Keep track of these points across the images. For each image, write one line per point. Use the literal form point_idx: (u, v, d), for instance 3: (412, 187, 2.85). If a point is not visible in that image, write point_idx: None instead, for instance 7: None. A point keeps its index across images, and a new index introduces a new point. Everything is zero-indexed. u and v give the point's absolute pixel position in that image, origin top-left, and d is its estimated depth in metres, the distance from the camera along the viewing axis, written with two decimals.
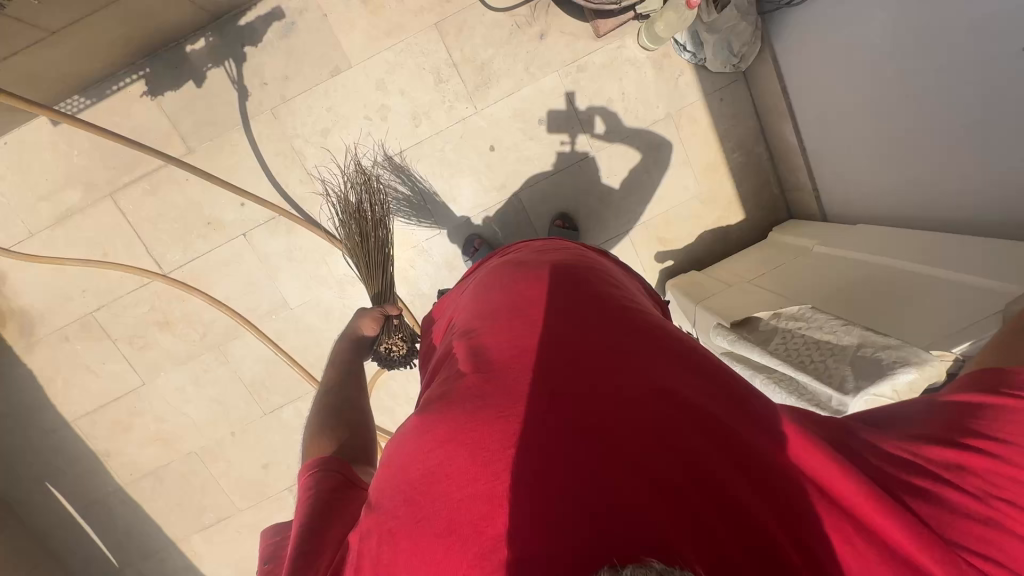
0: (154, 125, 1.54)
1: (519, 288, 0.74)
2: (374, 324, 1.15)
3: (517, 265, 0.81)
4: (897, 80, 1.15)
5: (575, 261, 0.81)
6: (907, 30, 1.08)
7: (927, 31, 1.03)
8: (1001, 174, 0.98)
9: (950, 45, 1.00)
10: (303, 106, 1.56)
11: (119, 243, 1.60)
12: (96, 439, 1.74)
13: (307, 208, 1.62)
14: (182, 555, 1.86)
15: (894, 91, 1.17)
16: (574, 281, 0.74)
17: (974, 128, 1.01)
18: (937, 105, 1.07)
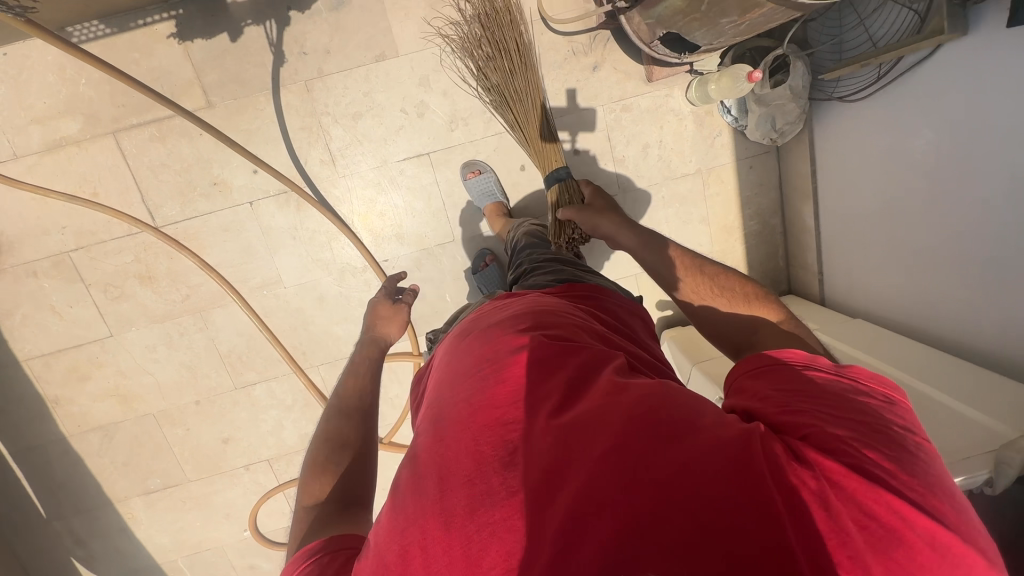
0: (177, 70, 1.44)
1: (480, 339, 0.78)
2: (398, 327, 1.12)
3: (483, 318, 0.86)
4: (923, 202, 1.22)
5: (538, 304, 0.86)
6: (945, 159, 1.14)
7: (964, 167, 1.09)
8: (1011, 316, 1.05)
9: (984, 186, 1.06)
10: (339, 85, 1.50)
11: (113, 185, 1.50)
12: (48, 384, 1.63)
13: (323, 188, 1.57)
14: (118, 516, 1.78)
15: (918, 211, 1.24)
16: (535, 320, 0.78)
17: (987, 268, 1.09)
18: (958, 236, 1.14)
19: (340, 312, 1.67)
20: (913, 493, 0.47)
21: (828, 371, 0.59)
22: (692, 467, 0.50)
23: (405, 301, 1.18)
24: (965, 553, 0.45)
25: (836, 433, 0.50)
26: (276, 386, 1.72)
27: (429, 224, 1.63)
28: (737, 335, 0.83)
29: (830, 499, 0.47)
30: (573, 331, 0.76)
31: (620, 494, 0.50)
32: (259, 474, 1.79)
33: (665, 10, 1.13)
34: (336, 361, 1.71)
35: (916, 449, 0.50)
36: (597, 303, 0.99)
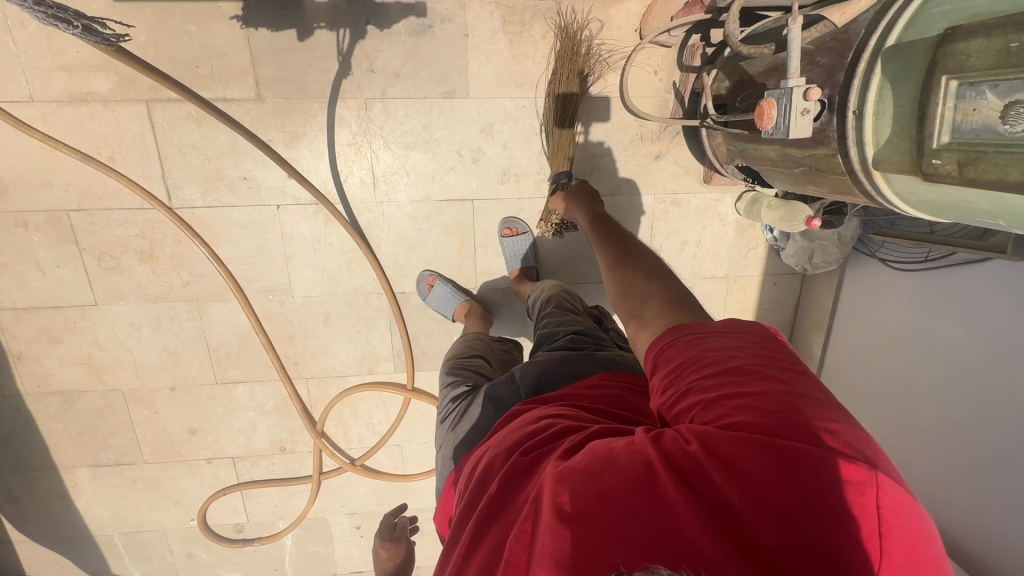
0: (232, 55, 1.33)
1: (473, 473, 0.83)
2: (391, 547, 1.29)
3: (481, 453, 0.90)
4: (920, 384, 1.31)
5: (526, 420, 0.89)
6: (954, 359, 1.22)
7: (969, 377, 1.19)
8: (976, 522, 1.18)
9: (982, 403, 1.16)
10: (400, 111, 1.43)
11: (133, 154, 1.39)
12: (13, 338, 1.52)
13: (356, 209, 1.50)
14: (60, 482, 1.69)
15: (912, 389, 1.33)
16: (515, 437, 0.82)
17: (962, 471, 1.20)
18: (943, 431, 1.25)
19: (342, 332, 1.62)
20: (790, 437, 0.57)
21: (689, 348, 0.71)
22: (613, 485, 0.58)
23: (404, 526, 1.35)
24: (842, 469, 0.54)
25: (716, 418, 0.61)
26: (258, 389, 1.66)
27: (453, 268, 1.59)
28: (629, 298, 0.90)
29: (722, 466, 0.56)
30: (549, 423, 0.82)
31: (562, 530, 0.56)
32: (219, 470, 1.74)
33: (754, 150, 1.11)
34: (327, 377, 1.67)
35: (785, 392, 0.61)
36: (609, 391, 0.95)
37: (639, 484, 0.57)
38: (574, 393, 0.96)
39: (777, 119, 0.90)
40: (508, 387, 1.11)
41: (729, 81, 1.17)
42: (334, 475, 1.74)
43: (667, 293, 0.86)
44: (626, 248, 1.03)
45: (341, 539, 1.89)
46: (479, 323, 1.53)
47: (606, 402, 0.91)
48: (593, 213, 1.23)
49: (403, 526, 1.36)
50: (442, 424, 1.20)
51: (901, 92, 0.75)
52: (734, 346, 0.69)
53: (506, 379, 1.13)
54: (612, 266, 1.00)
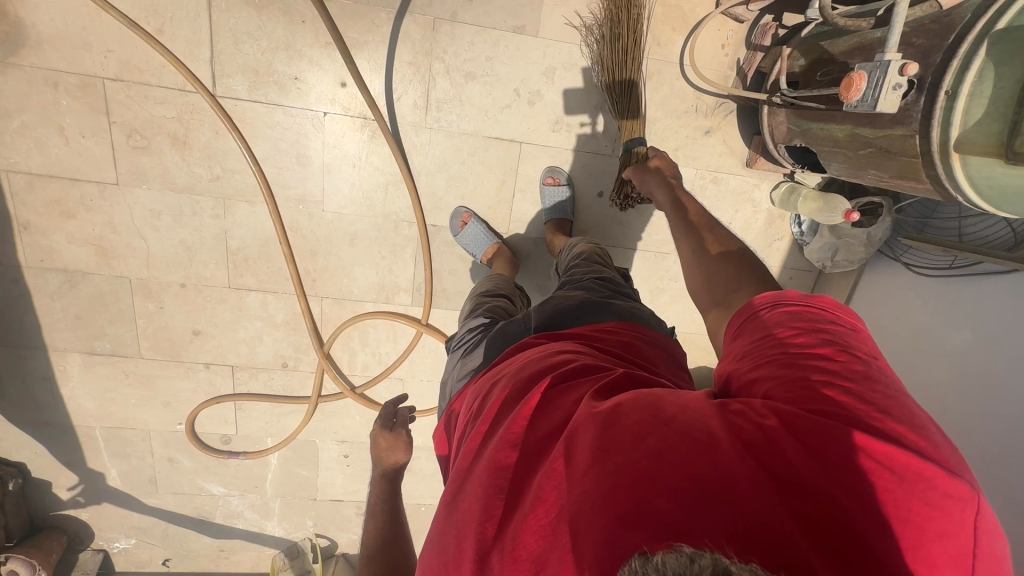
0: None
1: (489, 392, 0.84)
2: (385, 445, 1.11)
3: (489, 380, 0.90)
4: (915, 378, 1.40)
5: (540, 353, 0.88)
6: (952, 356, 1.32)
7: (964, 373, 1.28)
8: None
9: (971, 396, 1.25)
10: (466, 37, 1.41)
11: (184, 31, 1.33)
12: (23, 205, 1.44)
13: (402, 130, 1.47)
14: (48, 365, 1.63)
15: (907, 382, 1.42)
16: (533, 370, 0.82)
17: None
18: (931, 422, 1.34)
19: (365, 256, 1.60)
20: (863, 426, 0.57)
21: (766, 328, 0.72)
22: (676, 443, 0.58)
23: (404, 422, 1.16)
24: (920, 468, 0.55)
25: (788, 393, 0.63)
26: (271, 300, 1.62)
27: (489, 209, 1.58)
28: (717, 284, 0.92)
29: (795, 444, 0.57)
30: (568, 360, 0.82)
31: (624, 482, 0.57)
32: (216, 377, 1.70)
33: (820, 130, 1.14)
34: (344, 299, 1.65)
35: (859, 383, 0.61)
36: (619, 337, 0.96)
37: (704, 445, 0.58)
38: (587, 333, 0.97)
39: (864, 92, 0.93)
40: (522, 324, 1.10)
41: (805, 60, 1.19)
42: (333, 399, 1.72)
43: (759, 284, 0.86)
44: (706, 234, 1.03)
45: (326, 465, 1.88)
46: (506, 267, 1.53)
47: (616, 345, 0.93)
48: (672, 193, 1.19)
49: (405, 415, 1.17)
50: (456, 353, 1.21)
51: (1003, 74, 0.78)
52: (799, 330, 0.69)
53: (521, 318, 1.12)
54: (697, 255, 1.00)
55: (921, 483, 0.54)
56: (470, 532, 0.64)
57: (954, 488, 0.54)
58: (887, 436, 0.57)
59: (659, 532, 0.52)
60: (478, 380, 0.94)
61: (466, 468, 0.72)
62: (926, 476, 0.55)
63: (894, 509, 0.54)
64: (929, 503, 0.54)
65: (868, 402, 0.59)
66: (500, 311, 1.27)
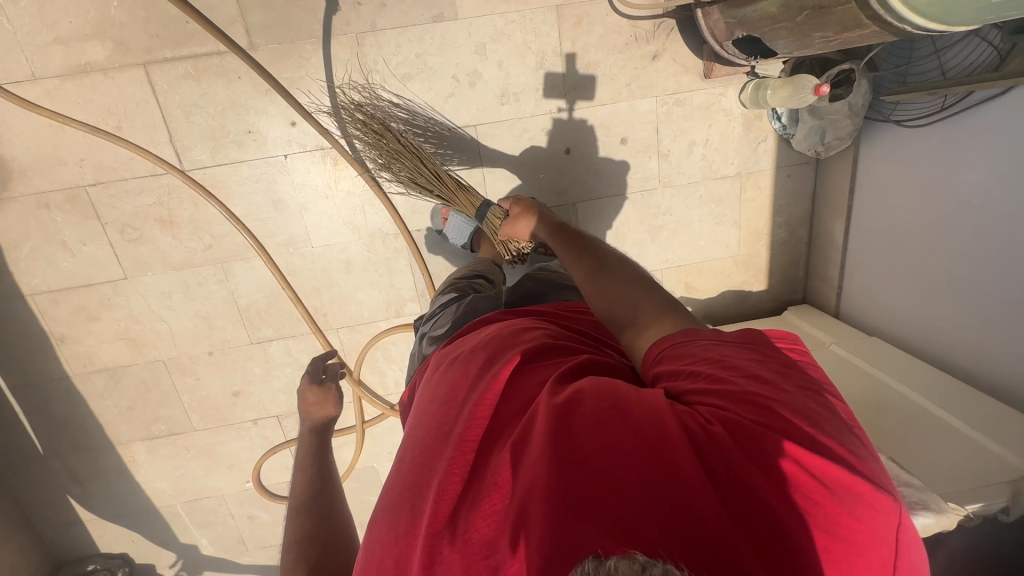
0: (219, 4, 1.35)
1: (450, 366, 0.85)
2: (312, 395, 1.12)
3: (450, 350, 0.91)
4: (948, 233, 1.29)
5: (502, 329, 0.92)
6: (979, 198, 1.20)
7: (996, 211, 1.17)
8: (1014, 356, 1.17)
9: (1010, 233, 1.14)
10: (391, 42, 1.43)
11: (139, 120, 1.41)
12: (54, 321, 1.57)
13: (360, 150, 1.51)
14: (119, 458, 1.76)
15: (942, 240, 1.31)
16: (497, 344, 0.85)
17: (998, 308, 1.19)
18: (974, 273, 1.24)
19: (364, 279, 1.65)
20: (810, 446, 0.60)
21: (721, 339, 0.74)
22: (628, 444, 0.60)
23: (333, 379, 1.17)
24: (855, 487, 0.59)
25: (744, 400, 0.64)
26: (293, 345, 1.70)
27: None
28: (615, 306, 0.90)
29: (741, 455, 0.59)
30: (533, 340, 0.86)
31: (576, 478, 0.58)
32: (266, 429, 1.79)
33: (754, 13, 1.09)
34: (357, 325, 1.70)
35: (805, 404, 0.64)
36: (592, 318, 1.05)
37: (654, 450, 0.59)
38: (554, 314, 1.04)
39: None
40: (493, 301, 1.18)
41: None
42: (377, 421, 1.77)
43: (660, 303, 0.86)
44: (595, 260, 1.01)
45: None
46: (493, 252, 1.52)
47: (583, 327, 1.00)
48: (552, 223, 1.20)
49: (333, 372, 1.19)
50: (425, 324, 1.25)
51: None
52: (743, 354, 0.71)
53: (492, 296, 1.19)
54: (591, 278, 0.98)
55: (852, 499, 0.59)
56: (424, 505, 0.65)
57: (878, 506, 0.59)
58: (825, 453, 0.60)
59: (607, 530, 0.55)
60: (442, 349, 0.97)
61: (417, 441, 0.73)
62: (857, 493, 0.59)
63: (823, 521, 0.58)
64: (857, 518, 0.58)
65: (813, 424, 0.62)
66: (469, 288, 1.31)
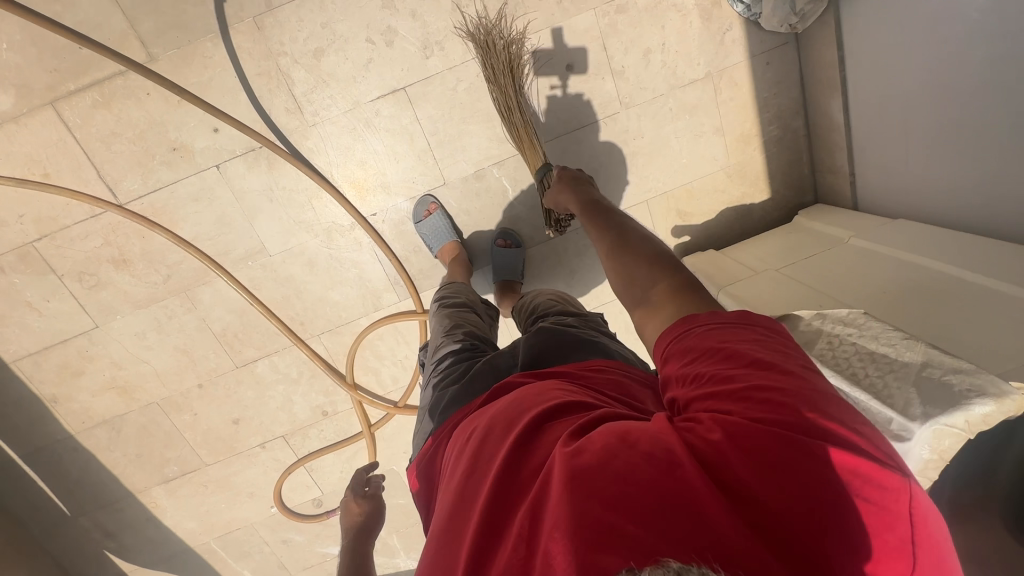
0: (107, 22, 1.28)
1: (469, 436, 0.68)
2: (357, 508, 1.07)
3: (469, 423, 0.73)
4: (958, 71, 1.07)
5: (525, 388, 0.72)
6: (985, 16, 0.98)
7: (1007, 25, 0.94)
8: None
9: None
10: (293, 18, 1.33)
11: (64, 162, 1.36)
12: (42, 383, 1.56)
13: (292, 142, 1.42)
14: (142, 506, 1.75)
15: (952, 81, 1.09)
16: (517, 405, 0.67)
17: None
18: (996, 109, 1.01)
19: (332, 277, 1.57)
20: (820, 427, 0.50)
21: (705, 325, 0.63)
22: (636, 470, 0.49)
23: (376, 490, 1.11)
24: (875, 468, 0.48)
25: (738, 390, 0.54)
26: (279, 361, 1.63)
27: (415, 170, 1.49)
28: (635, 288, 0.78)
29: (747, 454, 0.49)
30: (558, 393, 0.68)
31: (587, 509, 0.47)
32: (276, 452, 1.74)
33: None
34: (338, 327, 1.62)
35: (801, 379, 0.54)
36: (611, 376, 0.77)
37: (659, 469, 0.49)
38: (579, 372, 0.78)
39: None
40: (510, 358, 0.95)
41: None
42: (383, 422, 1.69)
43: (676, 279, 0.74)
44: (619, 235, 0.88)
45: None
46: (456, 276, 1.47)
47: (611, 388, 0.74)
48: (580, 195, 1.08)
49: (377, 484, 1.12)
50: (426, 369, 1.07)
51: None
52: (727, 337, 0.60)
53: (510, 351, 0.96)
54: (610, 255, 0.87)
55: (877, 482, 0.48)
56: None
57: (906, 487, 0.47)
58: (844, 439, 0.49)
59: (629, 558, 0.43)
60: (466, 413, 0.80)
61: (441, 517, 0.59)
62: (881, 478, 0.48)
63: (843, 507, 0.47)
64: (883, 505, 0.47)
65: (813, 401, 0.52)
66: (480, 335, 1.10)
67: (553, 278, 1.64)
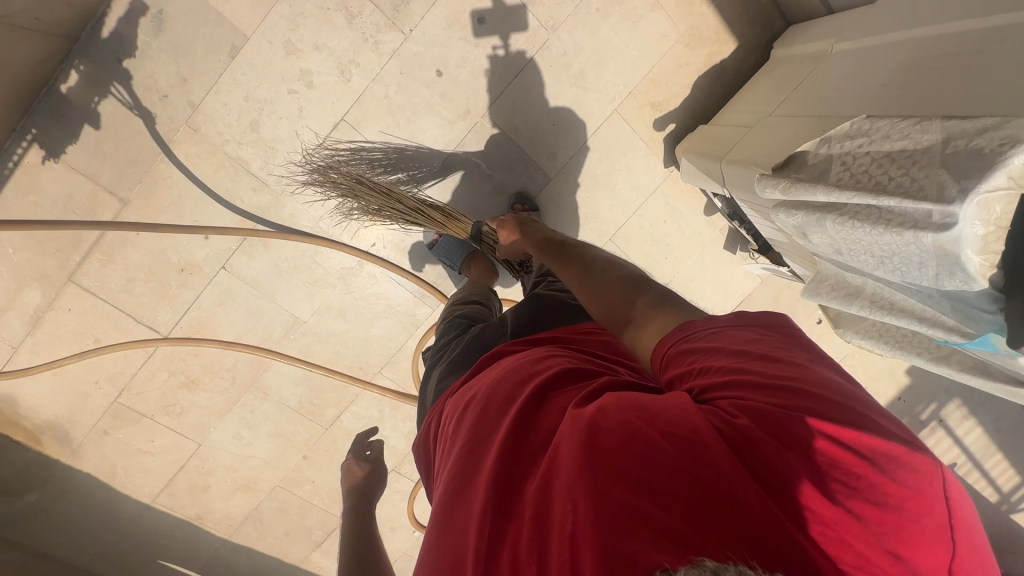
0: (74, 189, 1.36)
1: (464, 407, 0.70)
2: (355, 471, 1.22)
3: (460, 395, 0.75)
4: None
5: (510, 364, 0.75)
6: None
7: None
8: None
9: None
10: (218, 104, 1.36)
11: (105, 323, 1.49)
12: (183, 508, 1.75)
13: (274, 215, 1.48)
14: (310, 573, 1.93)
15: None
16: (510, 376, 0.70)
17: None
18: None
19: (367, 316, 1.63)
20: (844, 417, 0.51)
21: (724, 322, 0.64)
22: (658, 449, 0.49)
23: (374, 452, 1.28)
24: (906, 458, 0.49)
25: (760, 378, 0.54)
26: (358, 407, 1.73)
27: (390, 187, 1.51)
28: (615, 307, 0.77)
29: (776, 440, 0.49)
30: (543, 363, 0.71)
31: (608, 489, 0.47)
32: (394, 484, 1.86)
33: None
34: (393, 357, 1.68)
35: (825, 376, 0.54)
36: (601, 337, 0.85)
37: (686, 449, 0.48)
38: (556, 339, 0.85)
39: None
40: (497, 329, 1.01)
41: None
42: None
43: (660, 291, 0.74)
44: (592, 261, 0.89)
45: None
46: (483, 275, 1.50)
47: (596, 348, 0.80)
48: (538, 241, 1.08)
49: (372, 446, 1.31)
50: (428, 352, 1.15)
51: None
52: (745, 336, 0.61)
53: (496, 322, 1.03)
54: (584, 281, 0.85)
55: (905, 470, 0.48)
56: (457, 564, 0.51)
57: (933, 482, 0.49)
58: (864, 422, 0.50)
59: (657, 539, 0.42)
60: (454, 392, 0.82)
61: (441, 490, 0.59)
62: (906, 460, 0.49)
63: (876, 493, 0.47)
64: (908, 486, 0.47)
65: (837, 393, 0.53)
66: (476, 313, 1.17)
67: (562, 225, 1.62)
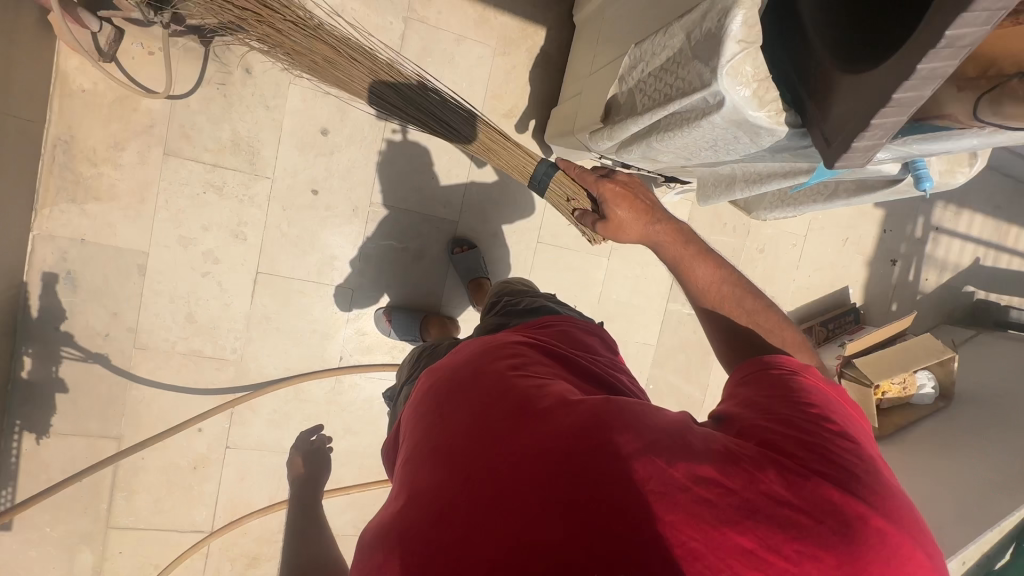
0: (74, 449, 1.49)
1: (434, 386, 0.74)
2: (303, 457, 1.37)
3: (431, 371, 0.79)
4: None
5: (485, 345, 0.79)
6: None
7: None
8: None
9: None
10: (152, 317, 1.50)
11: (155, 546, 1.59)
12: None
13: (246, 380, 1.58)
14: None
15: None
16: (484, 360, 0.74)
17: None
18: None
19: (370, 420, 1.71)
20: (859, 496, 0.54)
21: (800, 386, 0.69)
22: (649, 475, 0.53)
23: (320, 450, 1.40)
24: (901, 547, 0.52)
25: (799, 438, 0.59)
26: None
27: (328, 303, 1.62)
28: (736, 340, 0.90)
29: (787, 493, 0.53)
30: (523, 353, 0.75)
31: (583, 502, 0.52)
32: None
33: None
34: None
35: (851, 453, 0.58)
36: (558, 328, 0.91)
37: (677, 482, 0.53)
38: (525, 329, 0.90)
39: None
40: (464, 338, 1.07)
41: None
42: None
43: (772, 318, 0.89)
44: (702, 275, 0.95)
45: None
46: (444, 330, 1.58)
47: (559, 336, 0.86)
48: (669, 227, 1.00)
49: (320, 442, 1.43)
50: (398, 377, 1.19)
51: None
52: (808, 400, 0.65)
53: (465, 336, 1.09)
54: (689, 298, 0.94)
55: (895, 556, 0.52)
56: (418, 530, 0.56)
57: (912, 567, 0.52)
58: (874, 502, 0.54)
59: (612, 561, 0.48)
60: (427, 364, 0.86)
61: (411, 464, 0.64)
62: (904, 553, 0.52)
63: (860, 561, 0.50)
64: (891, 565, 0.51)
65: (860, 475, 0.56)
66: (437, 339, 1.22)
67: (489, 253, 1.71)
